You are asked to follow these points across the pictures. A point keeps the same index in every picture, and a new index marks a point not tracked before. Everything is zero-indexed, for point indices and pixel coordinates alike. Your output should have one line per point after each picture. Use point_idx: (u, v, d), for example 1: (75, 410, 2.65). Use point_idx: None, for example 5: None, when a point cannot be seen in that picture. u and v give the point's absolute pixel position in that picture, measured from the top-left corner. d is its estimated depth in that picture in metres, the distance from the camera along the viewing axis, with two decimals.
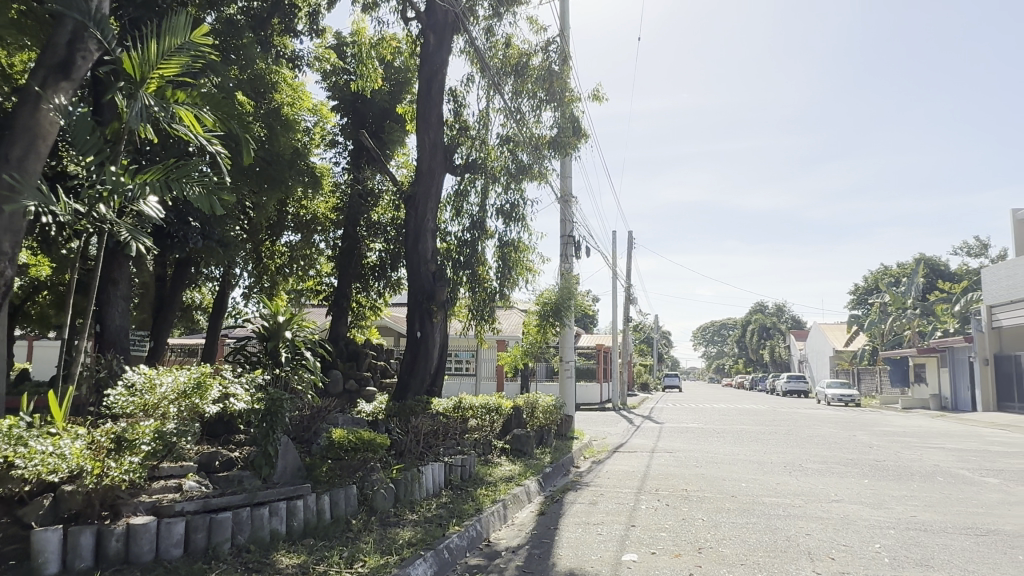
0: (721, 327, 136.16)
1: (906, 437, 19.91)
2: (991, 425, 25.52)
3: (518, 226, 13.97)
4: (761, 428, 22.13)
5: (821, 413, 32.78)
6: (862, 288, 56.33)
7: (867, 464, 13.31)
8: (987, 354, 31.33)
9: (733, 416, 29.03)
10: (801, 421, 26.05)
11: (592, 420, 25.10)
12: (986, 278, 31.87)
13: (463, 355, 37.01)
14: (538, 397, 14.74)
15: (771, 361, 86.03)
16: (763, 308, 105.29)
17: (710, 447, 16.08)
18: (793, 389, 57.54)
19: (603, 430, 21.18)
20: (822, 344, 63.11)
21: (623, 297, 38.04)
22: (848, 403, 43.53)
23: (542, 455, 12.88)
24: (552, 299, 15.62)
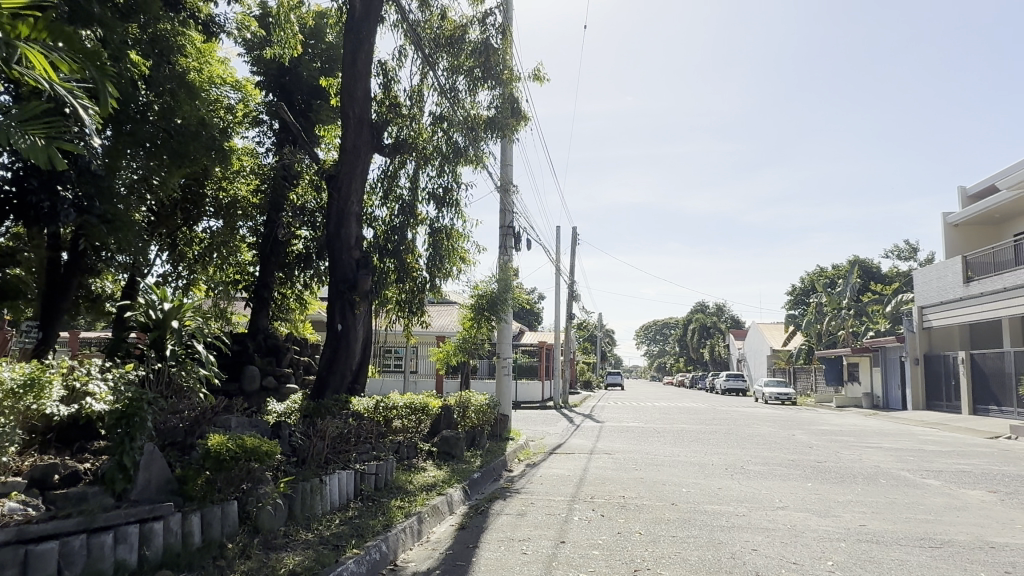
0: (664, 327, 138.28)
1: (844, 436, 19.83)
2: (922, 424, 25.90)
3: (451, 212, 13.00)
4: (702, 427, 21.76)
5: (760, 411, 32.95)
6: (799, 288, 57.51)
7: (809, 466, 12.90)
8: (918, 354, 32.00)
9: (673, 414, 28.77)
10: (740, 419, 25.94)
11: (531, 419, 24.35)
12: (918, 279, 32.55)
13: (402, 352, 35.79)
14: (470, 396, 13.82)
15: (711, 359, 87.43)
16: (704, 307, 107.08)
17: (651, 448, 15.49)
18: (732, 387, 58.31)
19: (542, 430, 20.43)
20: (760, 343, 64.25)
21: (566, 294, 37.48)
22: (785, 401, 44.18)
23: (473, 458, 11.97)
24: (488, 292, 14.69)
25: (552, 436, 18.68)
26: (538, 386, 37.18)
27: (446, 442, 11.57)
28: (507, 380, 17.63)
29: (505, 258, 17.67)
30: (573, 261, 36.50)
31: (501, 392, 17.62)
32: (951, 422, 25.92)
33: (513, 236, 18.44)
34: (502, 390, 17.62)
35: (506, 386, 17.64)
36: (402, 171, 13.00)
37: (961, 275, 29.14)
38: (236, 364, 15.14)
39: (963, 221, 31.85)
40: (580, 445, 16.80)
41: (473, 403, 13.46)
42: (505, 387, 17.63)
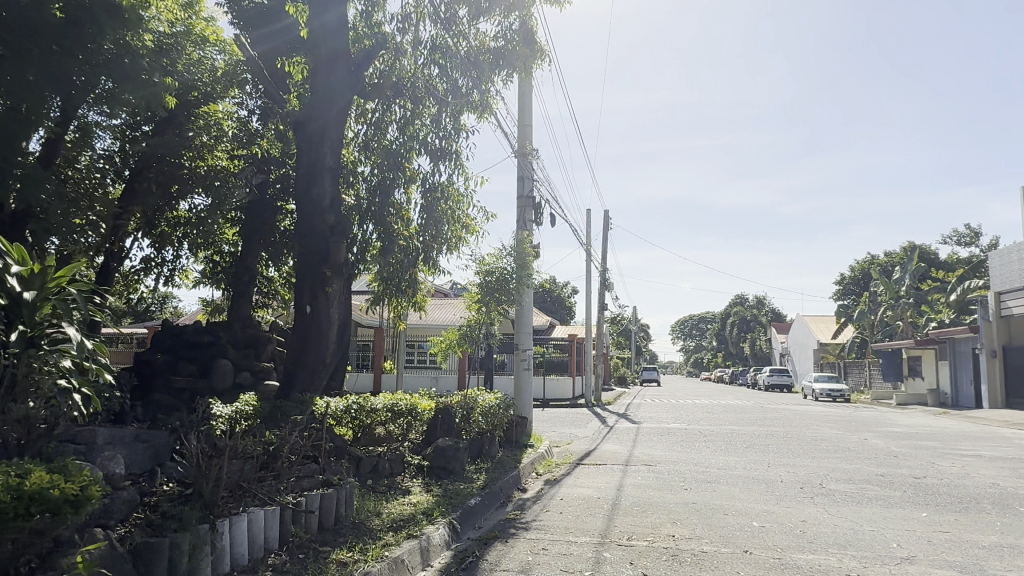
0: (701, 321, 134.64)
1: (927, 441, 16.83)
2: (1008, 425, 22.59)
3: (450, 167, 10.49)
4: (756, 429, 18.91)
5: (815, 410, 29.86)
6: (849, 277, 53.83)
7: (908, 484, 10.08)
8: (995, 345, 28.51)
9: (718, 414, 25.95)
10: (796, 420, 22.97)
11: (559, 420, 21.72)
12: (993, 262, 29.04)
13: (424, 347, 33.66)
14: (478, 394, 11.32)
15: (752, 354, 83.56)
16: (743, 300, 102.88)
17: (700, 458, 12.80)
18: (776, 383, 54.80)
19: (570, 433, 17.89)
20: (806, 337, 60.53)
21: (598, 283, 34.67)
22: (837, 398, 40.78)
23: (476, 474, 9.47)
24: (501, 270, 12.01)
25: (581, 441, 16.13)
26: (569, 383, 34.59)
27: (442, 452, 9.14)
28: (526, 375, 15.10)
29: (523, 235, 15.03)
30: (604, 247, 33.66)
31: (520, 392, 15.10)
32: None
33: (533, 207, 15.78)
34: (521, 385, 15.09)
35: (525, 382, 15.10)
36: (390, 115, 10.60)
37: None
38: (207, 357, 12.88)
39: None
40: (614, 452, 14.18)
41: (479, 404, 10.94)
42: (526, 384, 15.11)
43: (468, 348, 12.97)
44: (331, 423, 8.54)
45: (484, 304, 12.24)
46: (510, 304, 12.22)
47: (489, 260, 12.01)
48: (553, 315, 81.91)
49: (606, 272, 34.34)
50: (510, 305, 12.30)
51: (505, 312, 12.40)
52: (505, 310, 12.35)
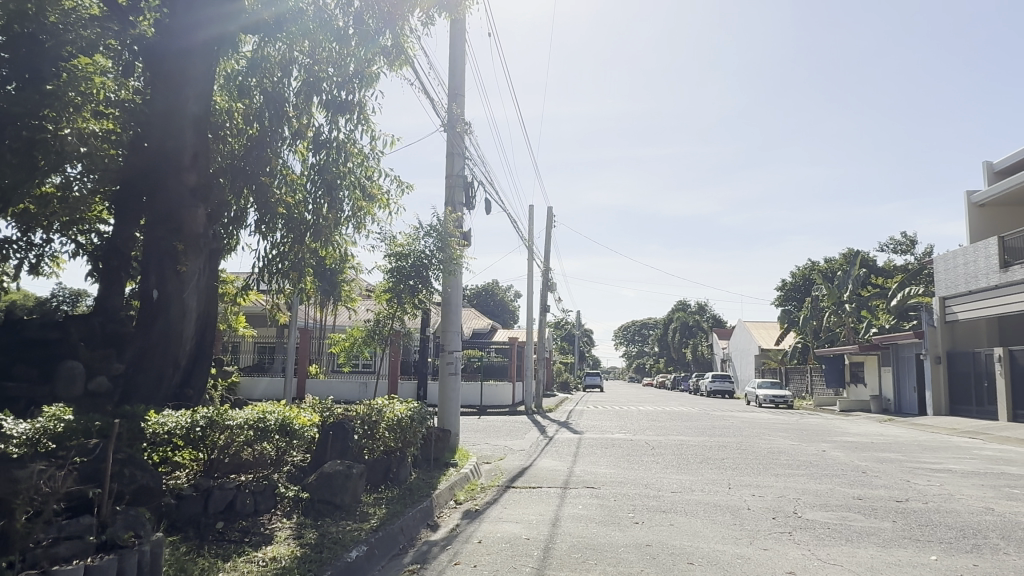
0: (643, 327, 135.40)
1: (887, 453, 15.61)
2: (957, 434, 21.84)
3: (351, 123, 8.41)
4: (706, 440, 17.42)
5: (761, 416, 28.83)
6: (790, 283, 53.90)
7: (894, 512, 8.54)
8: (939, 351, 28.06)
9: (663, 421, 24.57)
10: (746, 428, 21.69)
11: (494, 430, 19.82)
12: (937, 266, 28.60)
13: None
14: (383, 404, 9.17)
15: (693, 360, 83.59)
16: (685, 306, 103.43)
17: (651, 477, 11.05)
18: (718, 389, 54.25)
19: (504, 446, 15.96)
20: (748, 342, 60.35)
21: (540, 285, 32.87)
22: (780, 404, 40.22)
23: (373, 507, 7.44)
24: (416, 254, 9.87)
25: (514, 455, 14.23)
26: (509, 389, 32.74)
27: (327, 482, 7.08)
28: (452, 381, 13.08)
29: (450, 218, 12.97)
30: (548, 246, 31.93)
31: (445, 402, 13.05)
32: (992, 431, 21.90)
33: (464, 186, 13.76)
34: (446, 391, 13.06)
35: (451, 388, 13.07)
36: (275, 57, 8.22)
37: (995, 259, 25.00)
38: (52, 358, 10.36)
39: (992, 199, 27.98)
40: (553, 469, 12.32)
41: (385, 417, 8.80)
42: (452, 391, 13.07)
43: (377, 346, 10.88)
44: (177, 446, 6.42)
45: (394, 297, 10.11)
46: (425, 297, 10.10)
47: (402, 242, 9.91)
48: (495, 319, 80.18)
49: (549, 273, 32.63)
50: (427, 299, 10.24)
51: (421, 309, 10.33)
52: (420, 305, 10.26)
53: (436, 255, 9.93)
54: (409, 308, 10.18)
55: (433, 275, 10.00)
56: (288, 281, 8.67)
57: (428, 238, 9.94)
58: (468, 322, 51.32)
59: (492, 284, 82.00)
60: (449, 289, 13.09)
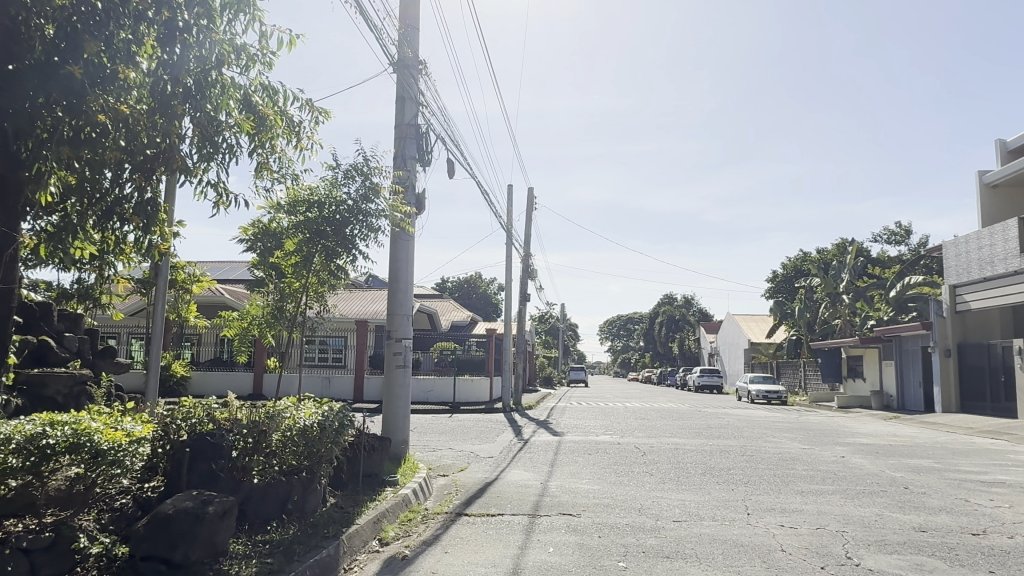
0: (628, 322, 133.81)
1: (916, 459, 13.38)
2: (977, 434, 19.75)
3: (233, 11, 5.89)
4: (705, 443, 15.12)
5: (757, 414, 26.74)
6: (781, 275, 52.05)
7: (982, 556, 6.22)
8: (949, 343, 26.01)
9: (653, 420, 22.35)
10: (745, 429, 19.47)
11: (464, 432, 17.50)
12: (947, 251, 26.52)
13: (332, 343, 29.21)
14: (286, 407, 6.71)
15: (680, 354, 81.64)
16: (672, 300, 101.60)
17: (646, 498, 8.70)
18: (706, 384, 52.36)
19: (469, 453, 13.60)
20: (736, 336, 58.46)
21: (520, 273, 30.48)
22: (773, 400, 38.16)
23: (236, 563, 5.06)
24: (336, 201, 7.37)
25: (478, 465, 11.87)
26: (485, 385, 30.40)
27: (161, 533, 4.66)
28: (399, 376, 10.67)
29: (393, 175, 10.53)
30: (528, 230, 29.49)
31: (390, 402, 10.60)
32: (1013, 430, 19.84)
33: (418, 137, 11.28)
34: (392, 386, 10.63)
35: (398, 383, 10.65)
36: None
37: (1014, 243, 22.85)
38: None
39: (1005, 179, 25.97)
40: (524, 485, 9.95)
41: (282, 425, 6.35)
42: (399, 387, 10.65)
43: (282, 329, 8.43)
44: None
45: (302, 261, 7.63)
46: (345, 260, 7.71)
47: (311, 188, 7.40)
48: (476, 312, 77.69)
49: (529, 260, 30.21)
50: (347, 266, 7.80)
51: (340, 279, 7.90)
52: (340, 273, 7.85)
53: (360, 205, 7.44)
54: (328, 275, 7.76)
55: (356, 236, 7.50)
56: (134, 231, 5.72)
57: (351, 184, 7.41)
58: (448, 314, 49.00)
59: (475, 277, 79.78)
60: (399, 262, 10.84)
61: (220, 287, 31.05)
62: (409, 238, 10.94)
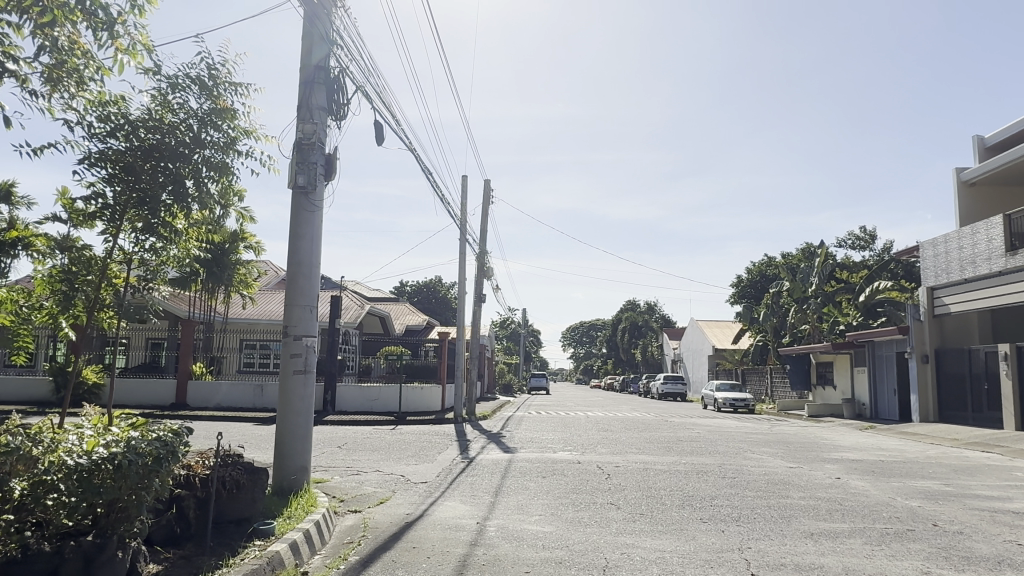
0: (590, 328, 132.64)
1: (922, 481, 11.46)
2: (966, 446, 18.18)
3: None
4: (677, 462, 13.01)
5: (727, 425, 24.94)
6: (746, 280, 50.87)
7: None
8: (926, 349, 24.66)
9: (617, 432, 20.29)
10: (718, 443, 17.49)
11: (401, 448, 15.17)
12: (925, 252, 25.13)
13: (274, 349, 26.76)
14: (66, 437, 4.49)
15: (643, 360, 80.23)
16: (634, 306, 100.57)
17: (612, 549, 6.52)
18: (670, 392, 50.79)
19: (398, 477, 11.30)
20: (700, 342, 57.11)
21: (476, 271, 28.17)
22: (740, 409, 36.57)
23: None
24: (174, 131, 5.71)
25: (404, 496, 9.56)
26: (436, 393, 28.04)
27: None
28: (298, 384, 8.28)
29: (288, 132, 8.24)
30: (484, 226, 27.22)
31: (283, 416, 8.26)
32: (1004, 443, 18.29)
33: (330, 84, 8.95)
34: (287, 397, 8.26)
35: (295, 393, 8.27)
36: None
37: (999, 243, 21.43)
38: None
39: (983, 176, 24.72)
40: (455, 526, 7.65)
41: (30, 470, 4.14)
42: (299, 399, 8.28)
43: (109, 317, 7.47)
44: None
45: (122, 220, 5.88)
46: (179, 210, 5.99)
47: (120, 97, 5.53)
48: (435, 316, 75.20)
49: (485, 258, 27.94)
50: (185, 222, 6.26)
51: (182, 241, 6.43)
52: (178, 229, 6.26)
53: (200, 134, 5.83)
54: (163, 237, 6.10)
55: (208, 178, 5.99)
56: None
57: (189, 90, 5.76)
58: (401, 318, 46.42)
59: (434, 280, 77.22)
60: (302, 239, 8.56)
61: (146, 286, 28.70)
62: (315, 207, 8.68)
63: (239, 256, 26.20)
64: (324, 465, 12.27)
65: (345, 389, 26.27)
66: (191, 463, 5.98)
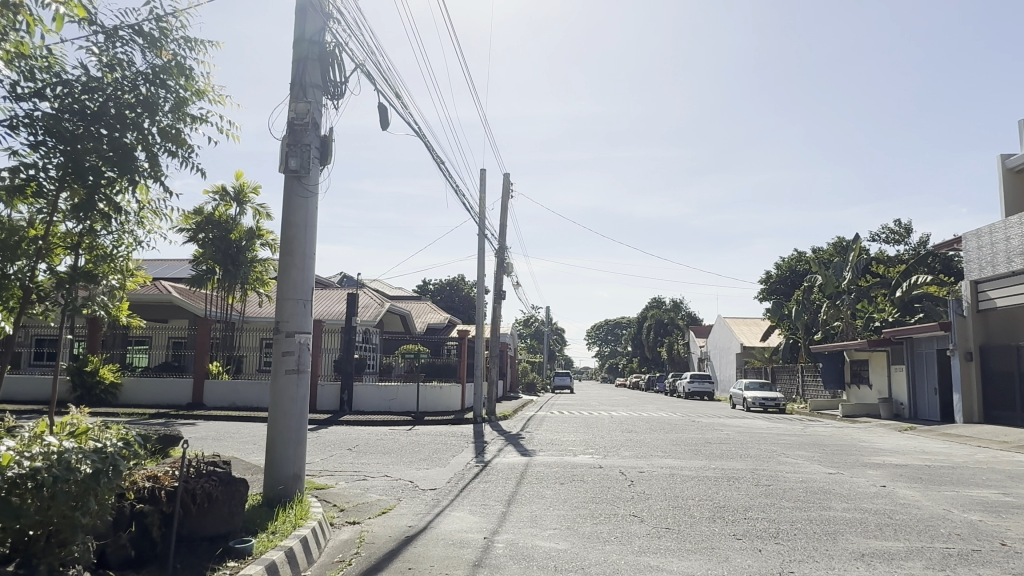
0: (616, 326, 131.31)
1: (977, 490, 10.46)
2: (1017, 450, 16.98)
3: None
4: (706, 467, 12.12)
5: (757, 425, 23.90)
6: (775, 276, 49.47)
7: None
8: (970, 346, 23.37)
9: (642, 433, 19.43)
10: (750, 445, 16.53)
11: (414, 451, 14.50)
12: (968, 243, 23.81)
13: None
14: None
15: (669, 359, 78.86)
16: (660, 304, 99.20)
17: (635, 573, 5.71)
18: (697, 391, 49.61)
19: (407, 483, 10.60)
20: (728, 340, 55.75)
21: (496, 268, 27.44)
22: (770, 408, 35.36)
23: None
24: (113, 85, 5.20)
25: (409, 505, 8.85)
26: (456, 393, 27.41)
27: None
28: (290, 384, 7.62)
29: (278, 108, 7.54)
30: (503, 220, 26.50)
31: (273, 420, 7.59)
32: None
33: (325, 59, 8.27)
34: (277, 399, 7.59)
35: (286, 395, 7.61)
36: None
37: None
38: None
39: None
40: (459, 542, 6.90)
41: None
42: (290, 401, 7.61)
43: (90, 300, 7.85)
44: None
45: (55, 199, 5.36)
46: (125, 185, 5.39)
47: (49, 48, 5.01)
48: (458, 314, 74.77)
49: (505, 253, 27.21)
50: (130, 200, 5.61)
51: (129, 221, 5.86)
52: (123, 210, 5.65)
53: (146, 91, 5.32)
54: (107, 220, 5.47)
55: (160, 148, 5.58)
56: None
57: (133, 44, 5.35)
58: (423, 316, 45.93)
59: (457, 279, 76.79)
60: (295, 227, 7.89)
61: (166, 286, 28.68)
62: (309, 192, 8.01)
63: (256, 253, 25.89)
64: (330, 469, 11.61)
65: (362, 388, 25.76)
66: (157, 474, 5.34)
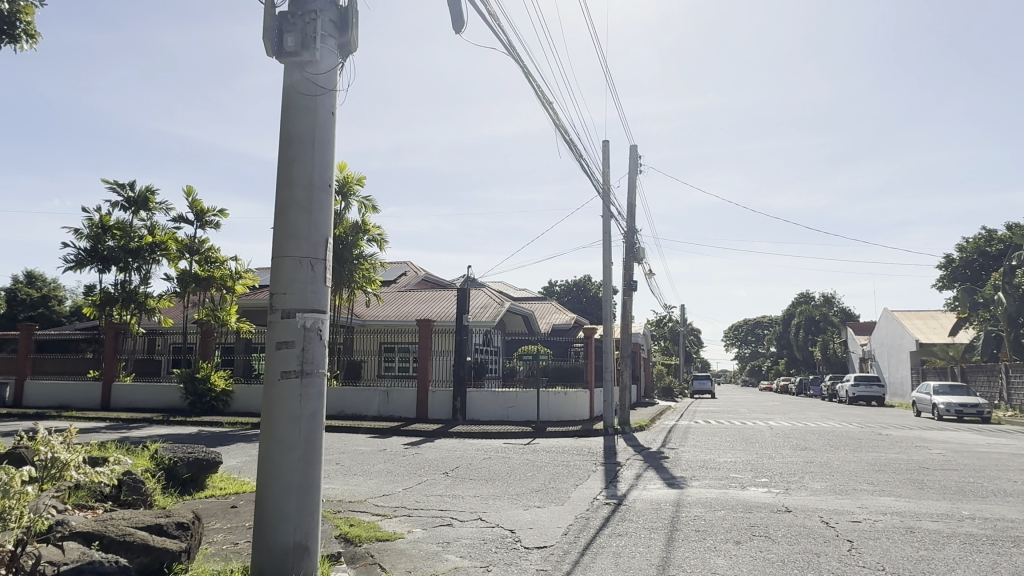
0: (756, 326, 122.11)
1: None
2: None
3: None
4: (961, 517, 7.93)
5: (972, 441, 18.52)
6: (959, 258, 41.67)
7: None
8: None
9: (821, 452, 15.06)
10: (993, 474, 11.76)
11: (528, 477, 11.29)
12: None
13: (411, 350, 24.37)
14: None
15: (823, 359, 70.59)
16: (808, 298, 90.23)
17: None
18: (865, 395, 42.82)
19: (505, 533, 7.41)
20: (900, 336, 48.03)
21: (624, 254, 23.74)
22: (969, 416, 28.85)
23: None
24: None
25: None
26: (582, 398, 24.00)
27: None
28: (293, 392, 4.66)
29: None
30: (631, 198, 22.77)
31: (265, 453, 4.65)
32: None
33: None
34: (272, 420, 4.65)
35: (287, 414, 4.64)
36: None
37: None
38: None
39: None
40: None
41: None
42: (293, 423, 4.63)
43: None
44: None
45: None
46: None
47: None
48: (586, 316, 71.26)
49: (635, 236, 23.42)
50: None
51: None
52: None
53: None
54: None
55: None
56: None
57: None
58: (548, 316, 42.92)
59: (585, 280, 73.39)
60: (297, 142, 4.94)
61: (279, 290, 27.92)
62: (323, 90, 5.04)
63: (362, 250, 24.02)
64: (409, 507, 8.67)
65: (477, 394, 23.02)
66: None
